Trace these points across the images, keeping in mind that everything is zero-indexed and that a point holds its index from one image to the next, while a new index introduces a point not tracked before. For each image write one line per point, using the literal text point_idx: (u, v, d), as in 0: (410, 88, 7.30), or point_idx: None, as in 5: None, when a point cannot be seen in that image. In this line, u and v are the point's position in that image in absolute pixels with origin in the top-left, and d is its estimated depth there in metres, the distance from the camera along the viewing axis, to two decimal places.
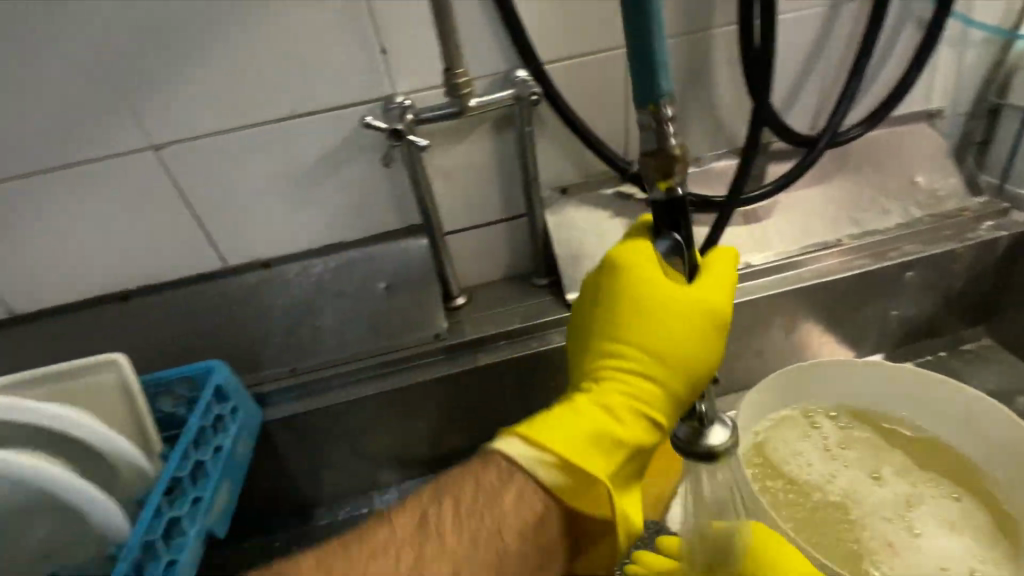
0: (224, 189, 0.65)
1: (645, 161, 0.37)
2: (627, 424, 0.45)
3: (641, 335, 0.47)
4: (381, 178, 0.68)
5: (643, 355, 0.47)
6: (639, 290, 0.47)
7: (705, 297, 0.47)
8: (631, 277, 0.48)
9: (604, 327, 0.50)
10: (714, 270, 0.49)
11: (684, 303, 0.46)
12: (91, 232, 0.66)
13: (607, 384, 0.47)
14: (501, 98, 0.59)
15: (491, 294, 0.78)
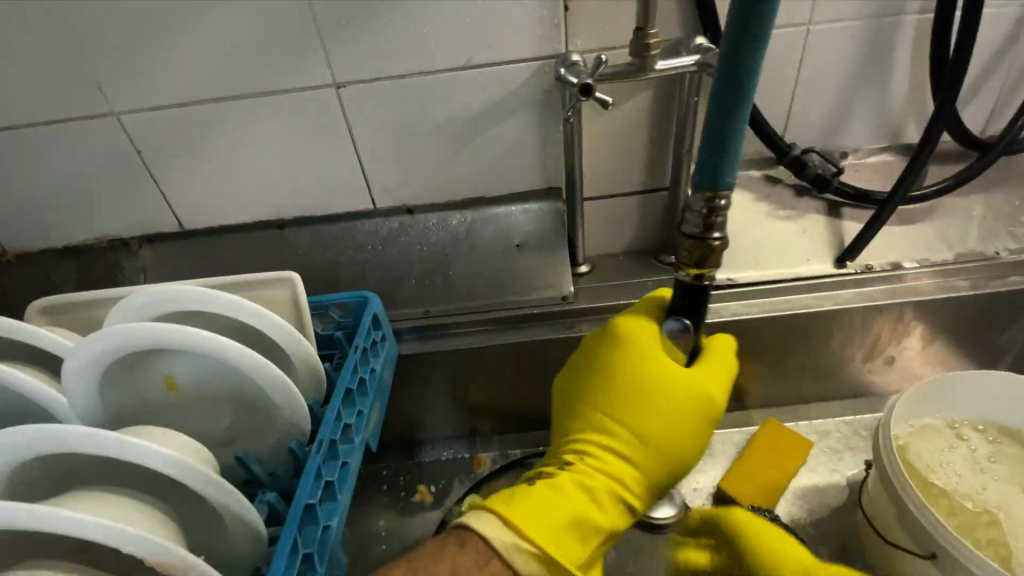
0: (389, 132, 0.69)
1: (683, 240, 0.41)
2: (603, 509, 0.50)
3: (636, 422, 0.51)
4: (535, 136, 0.69)
5: (633, 422, 0.52)
6: (623, 379, 0.52)
7: (704, 384, 0.52)
8: (631, 350, 0.53)
9: (599, 394, 0.54)
10: (714, 359, 0.54)
11: (682, 381, 0.52)
12: (264, 161, 0.71)
13: (593, 445, 0.52)
14: (683, 64, 0.57)
15: (613, 265, 0.79)
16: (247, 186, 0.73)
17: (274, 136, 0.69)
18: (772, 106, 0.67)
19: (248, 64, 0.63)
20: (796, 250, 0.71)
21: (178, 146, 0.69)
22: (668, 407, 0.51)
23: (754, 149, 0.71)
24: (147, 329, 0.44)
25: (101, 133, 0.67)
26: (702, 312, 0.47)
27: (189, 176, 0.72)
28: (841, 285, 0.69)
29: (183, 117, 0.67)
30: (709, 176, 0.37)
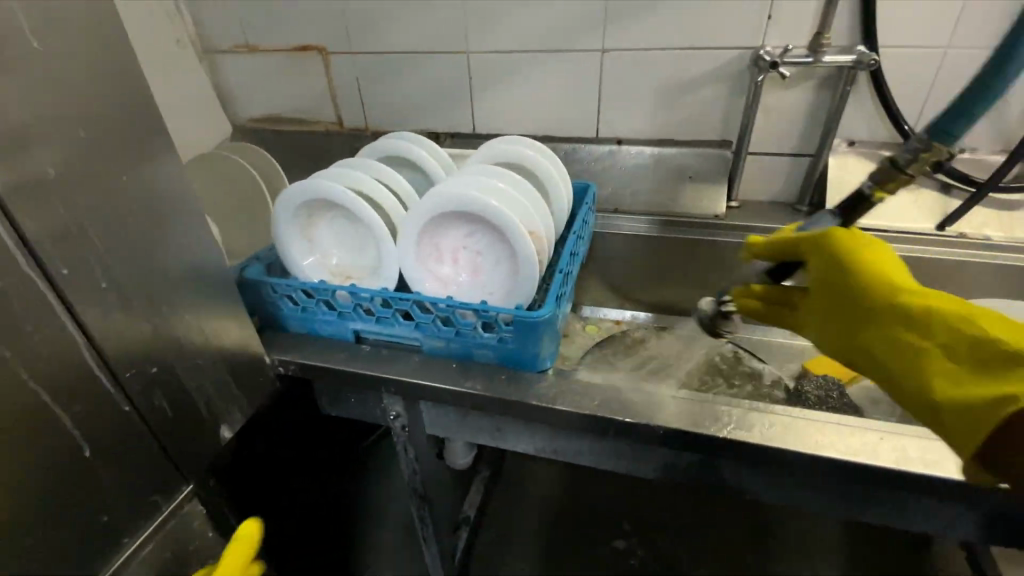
0: (624, 86, 1.05)
1: (915, 144, 0.63)
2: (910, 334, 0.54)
3: (857, 333, 0.59)
4: (724, 102, 1.02)
5: (901, 327, 0.55)
6: (863, 317, 0.58)
7: (881, 303, 0.56)
8: (860, 302, 0.58)
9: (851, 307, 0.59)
10: (864, 249, 0.59)
11: (896, 286, 0.56)
12: (539, 93, 1.12)
13: (866, 334, 0.58)
14: (843, 61, 0.86)
15: (759, 207, 1.08)
16: (525, 109, 1.14)
17: (553, 77, 1.09)
18: (910, 106, 0.92)
19: (556, 31, 1.03)
20: (906, 212, 0.95)
21: (494, 75, 1.12)
22: (893, 289, 0.56)
23: (890, 135, 0.97)
24: (493, 149, 0.84)
25: (456, 63, 1.13)
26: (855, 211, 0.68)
27: (493, 96, 1.15)
28: (941, 242, 0.92)
29: (505, 59, 1.10)
30: (946, 135, 0.61)
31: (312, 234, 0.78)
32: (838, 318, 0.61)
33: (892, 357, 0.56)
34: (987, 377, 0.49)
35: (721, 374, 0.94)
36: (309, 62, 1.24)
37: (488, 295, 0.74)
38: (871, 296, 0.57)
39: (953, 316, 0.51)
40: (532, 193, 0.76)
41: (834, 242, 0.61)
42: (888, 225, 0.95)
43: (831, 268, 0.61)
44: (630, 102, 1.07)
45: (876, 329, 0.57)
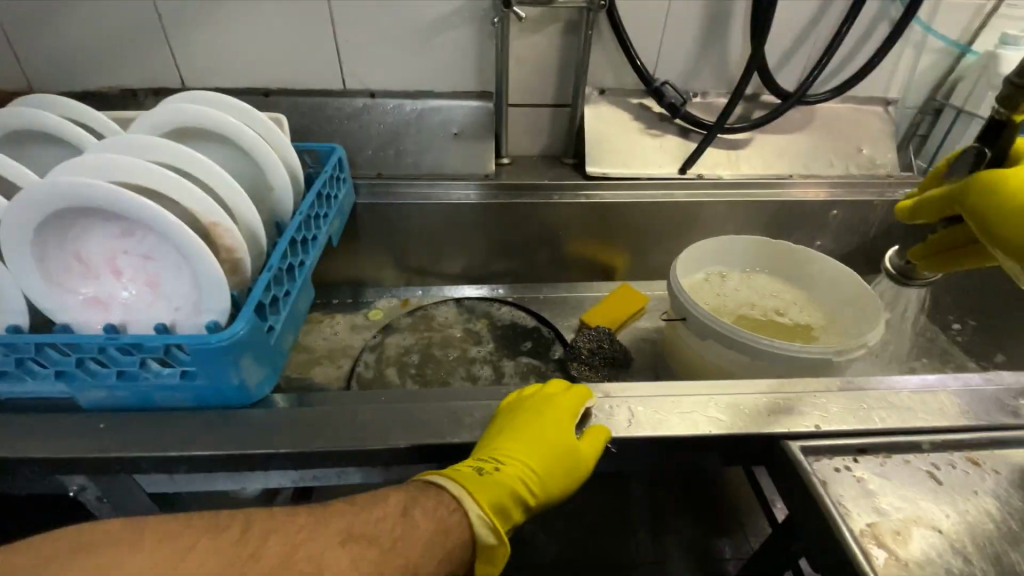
0: (362, 28, 0.89)
1: (1012, 85, 0.54)
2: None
3: (1016, 235, 0.52)
4: (477, 47, 0.92)
5: (1020, 204, 0.51)
6: (993, 199, 0.53)
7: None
8: (988, 201, 0.53)
9: (996, 216, 0.53)
10: (1013, 170, 0.55)
11: (1018, 179, 0.53)
12: (260, 37, 0.90)
13: (1016, 243, 0.52)
14: (578, 2, 0.81)
15: (530, 162, 1.03)
16: (248, 57, 0.92)
17: (274, 17, 0.88)
18: (649, 51, 0.93)
19: None
20: (655, 158, 0.97)
21: (192, 13, 0.87)
22: (1021, 198, 0.52)
23: (636, 82, 0.97)
24: (170, 110, 0.64)
25: None
26: (999, 135, 0.58)
27: (199, 40, 0.90)
28: (684, 186, 0.97)
29: None
30: (1017, 92, 0.54)
31: None
32: (994, 223, 0.54)
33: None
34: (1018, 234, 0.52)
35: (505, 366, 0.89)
36: None
37: (173, 312, 0.55)
38: (1000, 193, 0.53)
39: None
40: (212, 166, 0.57)
41: (997, 173, 0.54)
42: (641, 171, 0.97)
43: (975, 186, 0.55)
44: (374, 49, 0.92)
45: (1006, 215, 0.52)
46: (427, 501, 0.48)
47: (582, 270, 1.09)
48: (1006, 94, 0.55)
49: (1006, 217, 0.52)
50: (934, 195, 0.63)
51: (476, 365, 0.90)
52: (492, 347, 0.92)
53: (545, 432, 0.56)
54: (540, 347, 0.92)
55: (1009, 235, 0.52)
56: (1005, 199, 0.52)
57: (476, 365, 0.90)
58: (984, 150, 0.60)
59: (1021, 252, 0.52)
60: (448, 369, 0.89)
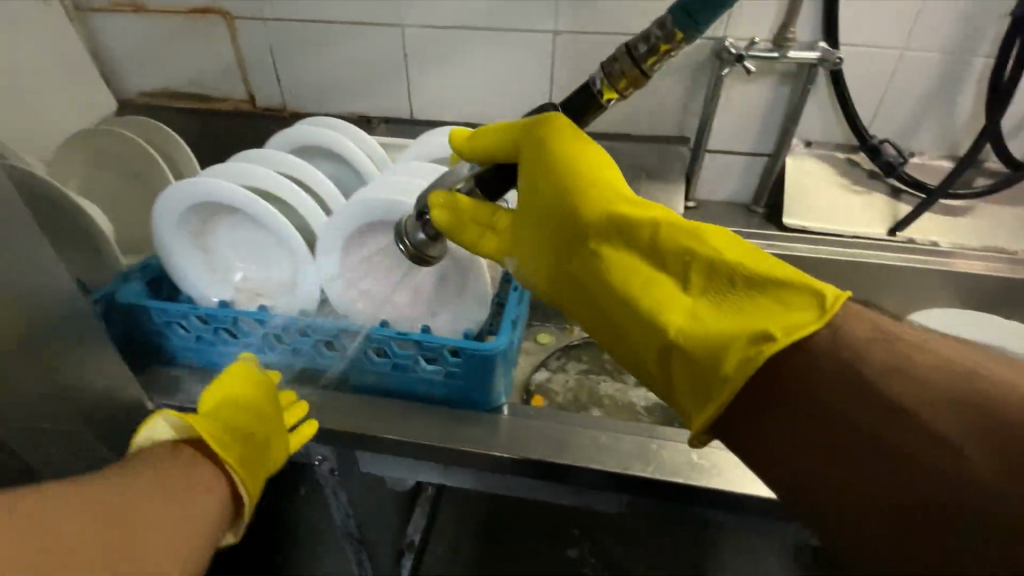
0: (577, 73, 0.96)
1: (622, 58, 0.48)
2: (672, 293, 0.44)
3: (618, 307, 0.46)
4: (683, 96, 0.95)
5: (658, 263, 0.46)
6: (631, 264, 0.46)
7: (669, 234, 0.46)
8: (607, 192, 0.49)
9: (626, 253, 0.47)
10: (635, 201, 0.49)
11: (641, 218, 0.46)
12: (485, 78, 1.00)
13: (621, 302, 0.46)
14: (806, 57, 0.81)
15: (713, 208, 1.04)
16: (469, 93, 1.03)
17: (500, 61, 0.98)
18: (866, 108, 0.90)
19: (502, 8, 0.92)
20: (860, 216, 0.93)
21: (433, 56, 1.00)
22: (581, 177, 0.49)
23: (845, 137, 0.94)
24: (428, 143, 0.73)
25: (389, 38, 0.99)
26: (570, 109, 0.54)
27: (432, 78, 1.02)
28: (889, 247, 0.92)
29: (445, 35, 0.97)
30: (686, 16, 0.46)
31: (212, 240, 0.65)
32: (632, 321, 0.45)
33: (670, 356, 0.43)
34: (718, 311, 0.42)
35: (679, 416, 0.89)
36: (210, 26, 1.04)
37: (432, 316, 0.63)
38: (596, 220, 0.48)
39: (699, 246, 0.44)
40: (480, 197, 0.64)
41: (597, 163, 0.51)
42: (842, 229, 0.93)
43: (561, 196, 0.50)
44: (583, 91, 0.98)
45: (615, 287, 0.46)
46: (190, 450, 0.52)
47: None
48: (619, 58, 0.48)
49: (562, 198, 0.49)
50: (494, 128, 0.55)
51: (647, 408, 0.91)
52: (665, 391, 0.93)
53: (235, 399, 0.56)
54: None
55: (612, 310, 0.47)
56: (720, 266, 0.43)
57: (649, 409, 0.91)
58: (596, 99, 0.52)
59: (603, 282, 0.47)
60: (621, 406, 0.91)
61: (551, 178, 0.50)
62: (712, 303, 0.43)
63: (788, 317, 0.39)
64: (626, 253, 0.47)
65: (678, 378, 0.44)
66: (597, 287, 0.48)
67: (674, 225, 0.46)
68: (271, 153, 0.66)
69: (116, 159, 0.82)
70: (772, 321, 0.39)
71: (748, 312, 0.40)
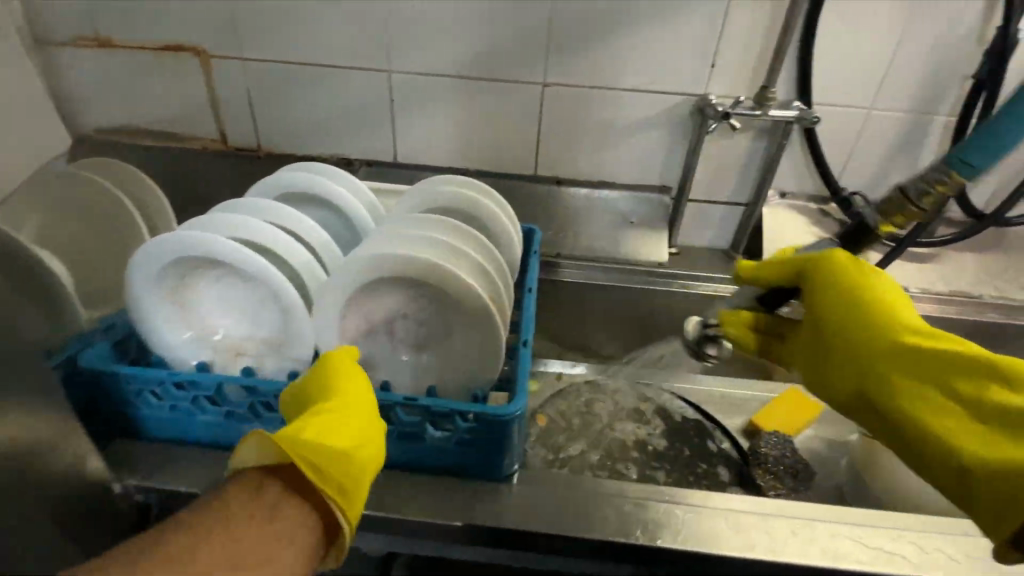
0: (565, 122, 0.98)
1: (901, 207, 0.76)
2: (929, 396, 0.60)
3: (921, 404, 0.60)
4: (667, 147, 0.98)
5: (931, 382, 0.60)
6: (878, 361, 0.63)
7: (912, 340, 0.61)
8: (861, 298, 0.65)
9: (886, 357, 0.62)
10: (917, 322, 0.63)
11: (923, 346, 0.60)
12: (473, 125, 1.00)
13: (903, 395, 0.61)
14: (785, 116, 0.85)
15: (696, 254, 1.06)
16: (456, 139, 1.02)
17: (489, 109, 0.98)
18: (836, 162, 0.96)
19: (491, 59, 0.94)
20: (835, 264, 0.98)
21: (421, 102, 0.99)
22: (881, 327, 0.63)
23: (817, 189, 0.99)
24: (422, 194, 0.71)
25: (377, 83, 0.98)
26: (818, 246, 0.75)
27: (419, 123, 1.01)
28: None
29: (434, 82, 0.97)
30: (964, 166, 0.71)
31: (192, 298, 0.60)
32: (855, 394, 0.65)
33: (929, 436, 0.59)
34: (1006, 436, 0.55)
35: (687, 462, 0.85)
36: (183, 64, 1.00)
37: (438, 375, 0.59)
38: (906, 339, 0.61)
39: (945, 359, 0.58)
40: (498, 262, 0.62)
41: (865, 296, 0.65)
42: None
43: (833, 306, 0.67)
44: (570, 140, 1.00)
45: (933, 416, 0.59)
46: (276, 485, 0.47)
47: (741, 364, 1.06)
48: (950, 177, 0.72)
49: (843, 323, 0.66)
50: (777, 262, 0.74)
51: (653, 454, 0.85)
52: (667, 436, 0.88)
53: (315, 385, 0.53)
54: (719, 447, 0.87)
55: (890, 409, 0.62)
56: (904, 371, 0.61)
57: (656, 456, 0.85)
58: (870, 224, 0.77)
59: (867, 349, 0.64)
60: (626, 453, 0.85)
61: (838, 304, 0.66)
62: (980, 423, 0.56)
63: (1004, 426, 0.55)
64: (824, 267, 0.69)
65: (982, 501, 0.55)
66: (873, 345, 0.63)
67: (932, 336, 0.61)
68: (266, 205, 0.61)
69: (91, 207, 0.78)
70: (992, 395, 0.56)
71: (990, 402, 0.56)
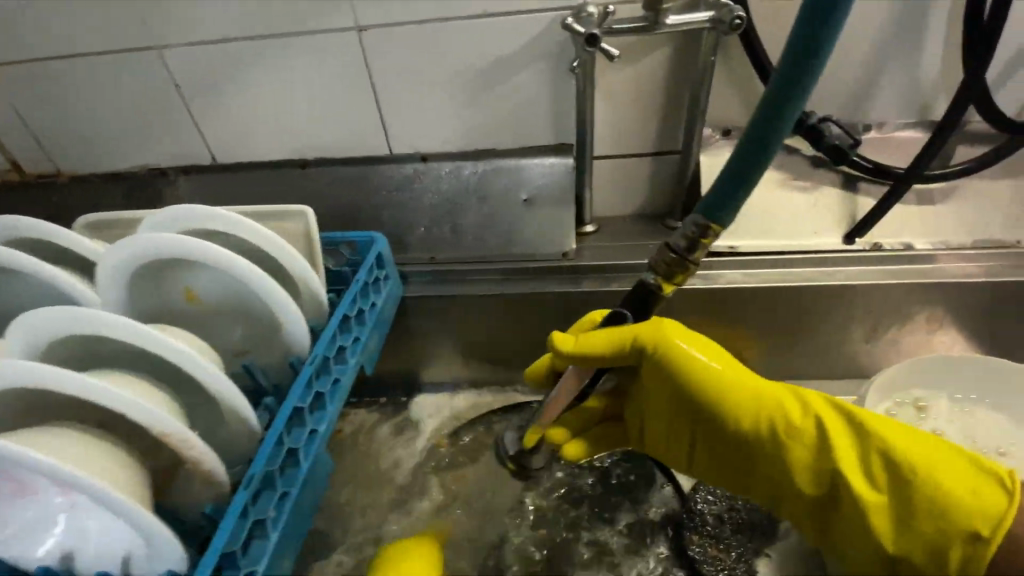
0: (407, 79, 0.71)
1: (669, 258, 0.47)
2: (796, 443, 0.49)
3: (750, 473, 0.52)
4: (552, 91, 0.70)
5: (817, 458, 0.49)
6: (699, 404, 0.51)
7: (745, 389, 0.51)
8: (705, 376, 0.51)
9: (711, 404, 0.51)
10: (727, 376, 0.51)
11: (737, 396, 0.51)
12: (289, 101, 0.74)
13: (761, 467, 0.52)
14: (697, 20, 0.55)
15: (621, 227, 0.79)
16: (280, 124, 0.77)
17: (302, 76, 0.72)
18: None
19: (278, 4, 0.66)
20: (805, 223, 0.70)
21: (214, 82, 0.73)
22: (702, 376, 0.51)
23: None
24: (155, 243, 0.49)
25: (151, 66, 0.73)
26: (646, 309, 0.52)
27: (222, 109, 0.76)
28: (845, 261, 0.69)
29: (219, 52, 0.71)
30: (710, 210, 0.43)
31: None
32: (714, 471, 0.55)
33: (759, 479, 0.52)
34: (862, 488, 0.47)
35: (600, 531, 0.65)
36: None
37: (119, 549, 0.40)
38: (745, 417, 0.50)
39: (824, 431, 0.49)
40: (235, 395, 0.44)
41: (659, 342, 0.52)
42: (783, 244, 0.70)
43: (665, 381, 0.53)
44: (422, 102, 0.73)
45: (760, 463, 0.51)
46: None
47: None
48: (680, 249, 0.46)
49: (682, 396, 0.52)
50: (597, 342, 0.52)
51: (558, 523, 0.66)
52: (583, 490, 0.68)
53: None
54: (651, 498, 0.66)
55: (701, 468, 0.56)
56: (737, 396, 0.51)
57: (564, 521, 0.66)
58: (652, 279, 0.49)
59: (741, 460, 0.52)
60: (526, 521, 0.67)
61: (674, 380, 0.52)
62: (831, 466, 0.48)
63: (869, 474, 0.47)
64: (656, 365, 0.52)
65: (841, 528, 0.50)
66: (728, 453, 0.53)
67: (739, 380, 0.52)
68: None
69: None
70: (810, 472, 0.49)
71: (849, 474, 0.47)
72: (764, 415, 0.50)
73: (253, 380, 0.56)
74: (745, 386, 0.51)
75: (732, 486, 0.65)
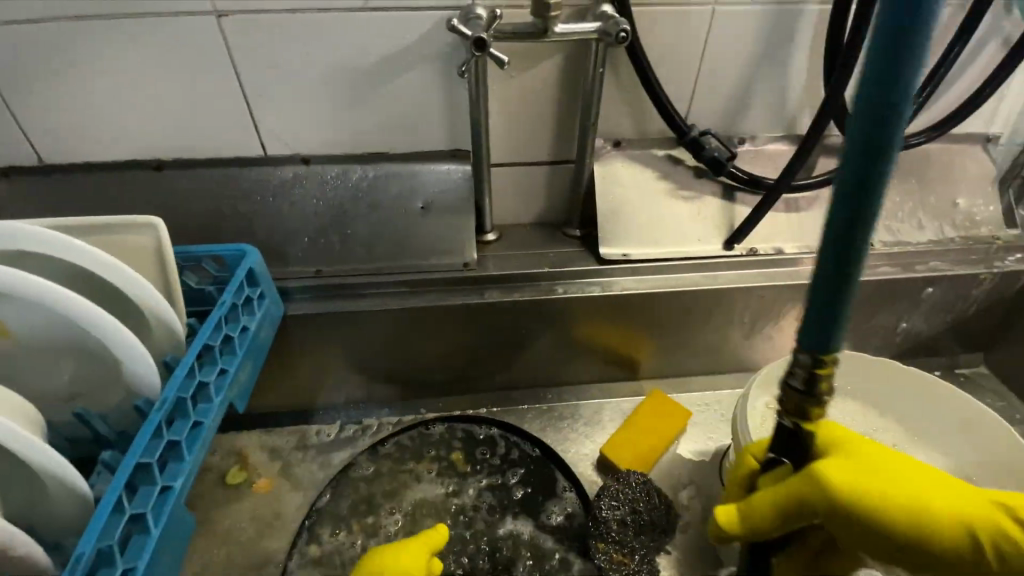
0: (279, 75, 0.64)
1: (797, 393, 0.32)
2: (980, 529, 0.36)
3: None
4: (444, 93, 0.67)
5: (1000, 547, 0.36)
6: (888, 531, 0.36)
7: (928, 494, 0.36)
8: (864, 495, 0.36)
9: (889, 521, 0.36)
10: (874, 467, 0.37)
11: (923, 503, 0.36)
12: (134, 93, 0.63)
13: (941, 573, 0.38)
14: (585, 31, 0.55)
15: (522, 235, 0.78)
16: (121, 119, 0.65)
17: (149, 64, 0.61)
18: (679, 86, 0.68)
19: None
20: (693, 230, 0.73)
21: (30, 66, 0.60)
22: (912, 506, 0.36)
23: (662, 128, 0.72)
24: None
25: None
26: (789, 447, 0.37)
27: (45, 100, 0.63)
28: (727, 265, 0.73)
29: (35, 31, 0.58)
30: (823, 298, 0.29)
31: None
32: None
33: None
34: None
35: (507, 546, 0.64)
36: None
37: None
38: (911, 521, 0.36)
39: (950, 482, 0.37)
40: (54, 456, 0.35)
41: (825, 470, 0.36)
42: (673, 250, 0.73)
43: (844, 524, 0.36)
44: (297, 100, 0.66)
45: None
46: None
47: (594, 367, 0.82)
48: (802, 386, 0.32)
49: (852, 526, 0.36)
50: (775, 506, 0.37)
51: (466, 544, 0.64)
52: (493, 504, 0.67)
53: None
54: (558, 503, 0.66)
55: None
56: (895, 504, 0.36)
57: (473, 539, 0.65)
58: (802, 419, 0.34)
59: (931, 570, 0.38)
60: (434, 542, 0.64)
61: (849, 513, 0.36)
62: None
63: None
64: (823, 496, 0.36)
65: None
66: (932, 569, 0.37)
67: (870, 453, 0.38)
68: None
69: None
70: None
71: None
72: (925, 514, 0.36)
73: (90, 430, 0.46)
74: (901, 478, 0.37)
75: (636, 488, 0.65)
